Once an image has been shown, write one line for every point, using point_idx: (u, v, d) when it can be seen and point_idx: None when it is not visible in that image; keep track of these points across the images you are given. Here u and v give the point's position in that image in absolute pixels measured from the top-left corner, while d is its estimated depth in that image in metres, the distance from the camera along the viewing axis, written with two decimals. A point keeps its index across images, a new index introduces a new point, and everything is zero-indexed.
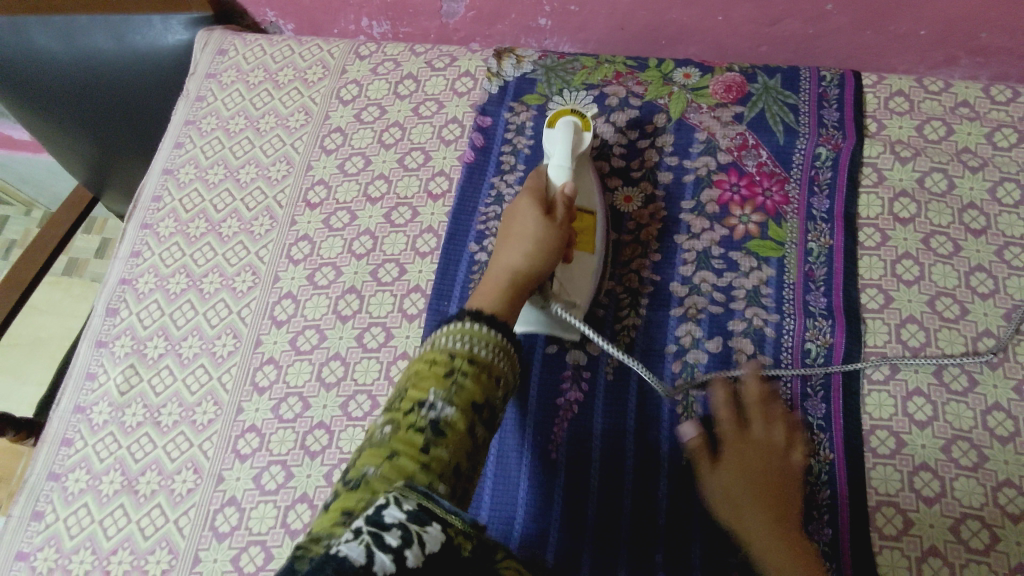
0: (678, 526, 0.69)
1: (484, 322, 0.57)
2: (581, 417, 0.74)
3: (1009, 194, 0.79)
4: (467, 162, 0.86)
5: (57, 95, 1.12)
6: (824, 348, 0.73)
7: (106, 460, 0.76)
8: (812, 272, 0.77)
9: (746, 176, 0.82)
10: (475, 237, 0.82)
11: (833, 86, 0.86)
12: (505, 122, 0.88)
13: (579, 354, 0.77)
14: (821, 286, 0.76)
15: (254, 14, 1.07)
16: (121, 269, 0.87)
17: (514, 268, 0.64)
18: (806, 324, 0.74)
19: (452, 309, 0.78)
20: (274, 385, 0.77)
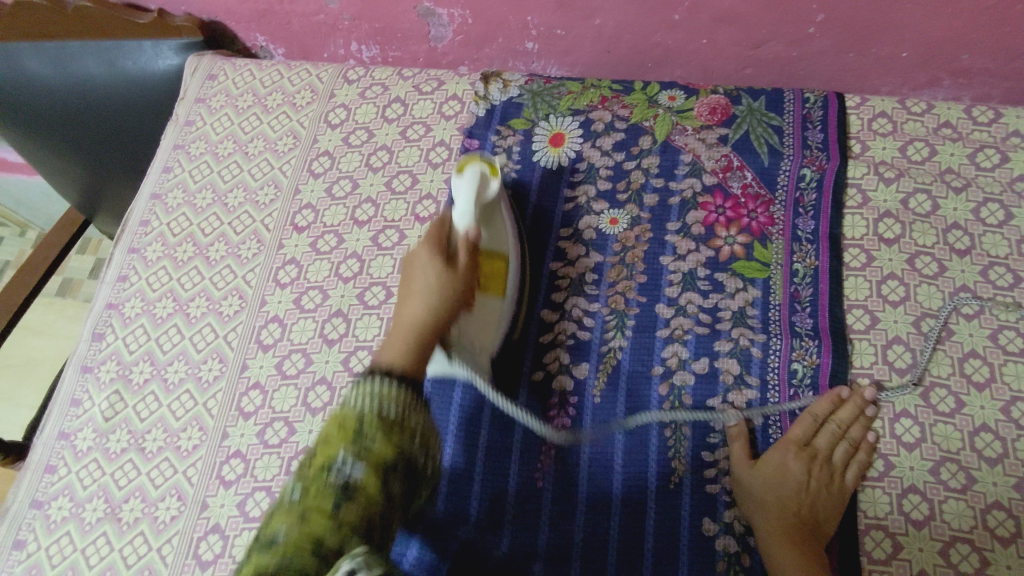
0: (666, 550, 0.68)
1: (395, 380, 0.54)
2: (569, 440, 0.74)
3: (993, 214, 0.79)
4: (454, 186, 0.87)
5: (49, 120, 1.13)
6: (811, 369, 0.73)
7: (89, 487, 0.75)
8: (797, 293, 0.77)
9: (731, 198, 0.82)
10: None
11: (817, 108, 0.86)
12: (492, 147, 0.89)
13: (565, 377, 0.77)
14: (807, 306, 0.76)
15: (245, 39, 1.08)
16: (107, 294, 0.87)
17: (419, 325, 0.62)
18: (792, 344, 0.74)
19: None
20: (259, 410, 0.77)
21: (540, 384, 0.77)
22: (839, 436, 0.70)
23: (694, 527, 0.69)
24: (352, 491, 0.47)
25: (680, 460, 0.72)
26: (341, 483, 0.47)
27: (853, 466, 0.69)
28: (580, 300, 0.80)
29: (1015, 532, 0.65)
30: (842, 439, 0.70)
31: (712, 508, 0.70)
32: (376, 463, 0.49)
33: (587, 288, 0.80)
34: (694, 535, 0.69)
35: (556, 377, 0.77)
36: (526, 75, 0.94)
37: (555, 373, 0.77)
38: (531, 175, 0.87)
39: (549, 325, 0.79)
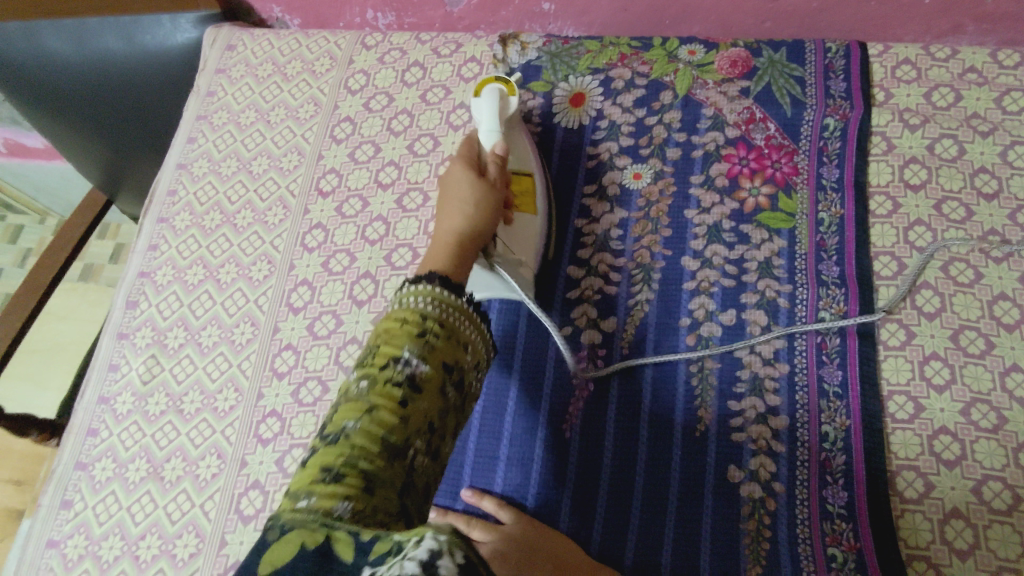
0: (691, 496, 0.69)
1: (449, 286, 0.52)
2: (598, 391, 0.75)
3: (1021, 157, 0.78)
4: None
5: (68, 98, 1.13)
6: (839, 316, 0.73)
7: (131, 448, 0.77)
8: (823, 242, 0.77)
9: (754, 149, 0.82)
10: None
11: (839, 57, 0.86)
12: None
13: (593, 331, 0.77)
14: (833, 255, 0.76)
15: (261, 10, 1.08)
16: (139, 262, 0.88)
17: (457, 236, 0.58)
18: (819, 293, 0.75)
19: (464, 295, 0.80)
20: (293, 369, 0.78)
21: (567, 339, 0.77)
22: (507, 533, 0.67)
23: (718, 473, 0.69)
24: (421, 387, 0.46)
25: (707, 409, 0.72)
26: (408, 377, 0.45)
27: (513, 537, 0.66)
28: (606, 256, 0.80)
29: None
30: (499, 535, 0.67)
31: (737, 456, 0.70)
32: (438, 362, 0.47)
33: (612, 244, 0.81)
34: (720, 481, 0.69)
35: (585, 330, 0.77)
36: (544, 37, 0.93)
37: (583, 327, 0.78)
38: (552, 136, 0.87)
39: (576, 281, 0.80)
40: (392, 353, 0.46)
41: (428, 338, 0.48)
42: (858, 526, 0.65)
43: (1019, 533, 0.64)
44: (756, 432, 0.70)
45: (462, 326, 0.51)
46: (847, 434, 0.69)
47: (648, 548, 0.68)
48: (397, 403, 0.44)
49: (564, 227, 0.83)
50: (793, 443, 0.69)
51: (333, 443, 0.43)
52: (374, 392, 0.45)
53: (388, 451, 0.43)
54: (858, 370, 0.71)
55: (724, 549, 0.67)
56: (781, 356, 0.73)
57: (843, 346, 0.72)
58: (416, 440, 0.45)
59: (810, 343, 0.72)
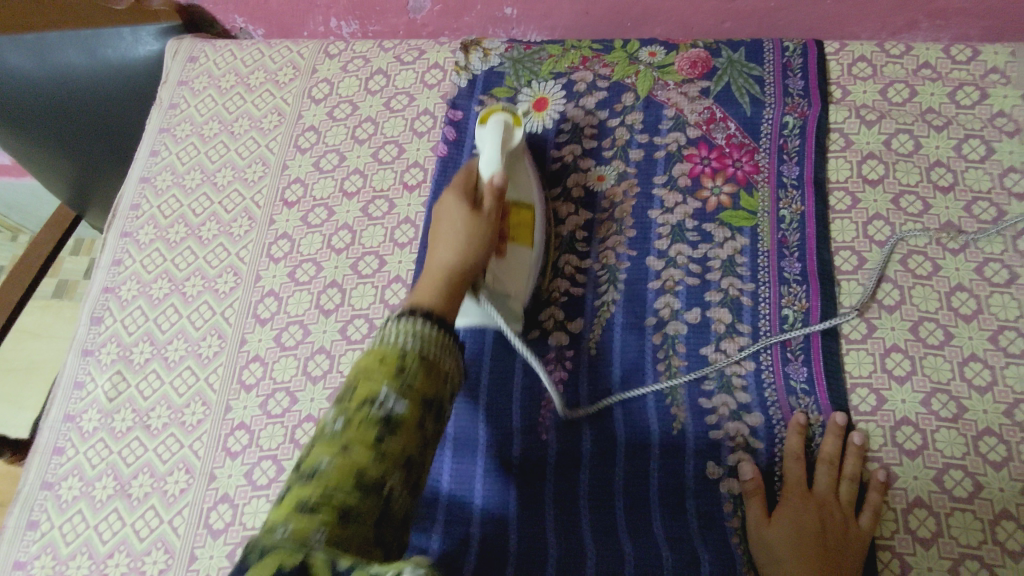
0: (672, 493, 0.69)
1: (429, 319, 0.51)
2: (569, 393, 0.75)
3: (974, 149, 0.80)
4: (440, 156, 0.87)
5: (27, 114, 1.11)
6: (802, 313, 0.74)
7: (98, 466, 0.76)
8: (785, 239, 0.78)
9: (715, 149, 0.83)
10: None
11: (797, 56, 0.87)
12: (475, 115, 0.89)
13: (562, 334, 0.77)
14: (795, 252, 0.77)
15: (224, 21, 1.08)
16: (103, 278, 0.87)
17: (449, 269, 0.61)
18: (781, 291, 0.75)
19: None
20: (261, 381, 0.78)
21: (536, 343, 0.78)
22: (835, 475, 0.68)
23: (697, 472, 0.70)
24: (397, 424, 0.46)
25: (678, 407, 0.72)
26: (383, 416, 0.46)
27: (846, 488, 0.67)
28: (573, 257, 0.81)
29: (1007, 456, 0.66)
30: (842, 479, 0.67)
31: (715, 453, 0.70)
32: (419, 397, 0.48)
33: (578, 246, 0.81)
34: (699, 480, 0.70)
35: (553, 333, 0.78)
36: (506, 42, 0.94)
37: (551, 330, 0.78)
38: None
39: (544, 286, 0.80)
40: (369, 392, 0.47)
41: (406, 376, 0.48)
42: None
43: (980, 519, 0.64)
44: (733, 429, 0.71)
45: (445, 357, 0.51)
46: (817, 427, 0.70)
47: (645, 551, 0.67)
48: (373, 441, 0.45)
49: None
50: (771, 439, 0.70)
51: (307, 479, 0.44)
52: (348, 433, 0.46)
53: (359, 487, 0.43)
54: (822, 364, 0.72)
55: (716, 548, 0.67)
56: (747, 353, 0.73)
57: (807, 341, 0.73)
58: (394, 472, 0.46)
59: (774, 340, 0.73)
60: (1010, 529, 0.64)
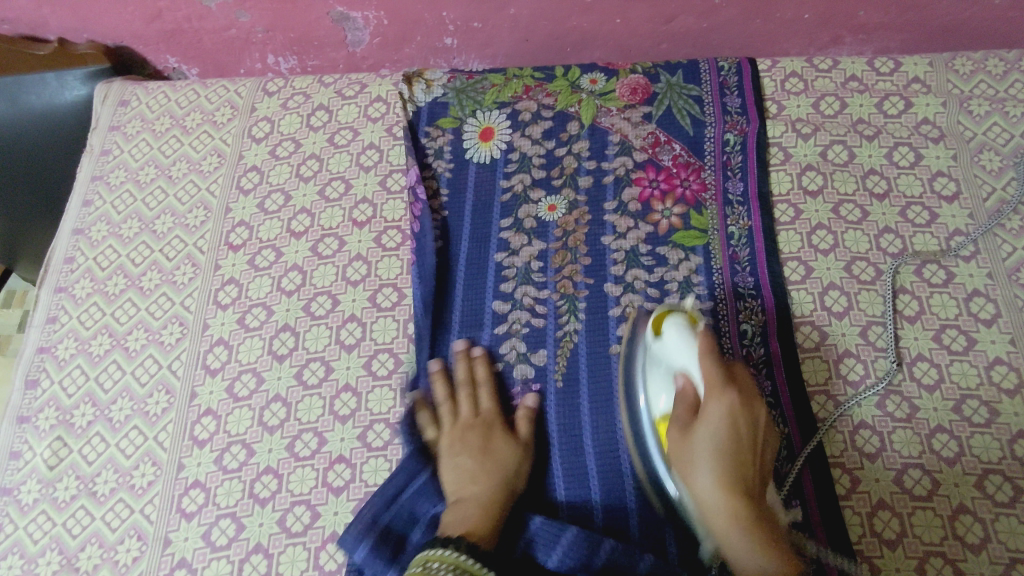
0: (652, 526, 0.67)
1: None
2: (537, 429, 0.73)
3: (904, 156, 0.83)
4: (390, 192, 0.86)
5: None
6: (760, 328, 0.75)
7: (40, 540, 0.71)
8: (736, 255, 0.79)
9: (663, 171, 0.84)
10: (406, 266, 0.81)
11: (732, 75, 0.89)
12: (422, 148, 0.88)
13: (525, 366, 0.75)
14: (747, 267, 0.78)
15: (155, 62, 1.04)
16: (37, 338, 0.82)
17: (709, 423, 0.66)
18: (737, 307, 0.76)
19: (393, 342, 0.78)
20: (214, 436, 0.75)
21: (501, 376, 0.75)
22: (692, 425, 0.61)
23: None
24: None
25: None
26: None
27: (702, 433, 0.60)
28: (530, 288, 0.79)
29: (960, 451, 0.68)
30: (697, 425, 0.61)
31: None
32: None
33: (535, 276, 0.80)
34: None
35: (516, 367, 0.75)
36: (448, 72, 0.93)
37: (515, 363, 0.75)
38: (465, 171, 0.87)
39: (503, 315, 0.78)
40: None
41: None
42: (815, 534, 0.66)
43: (940, 516, 0.66)
44: None
45: None
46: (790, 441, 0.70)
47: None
48: None
49: (485, 260, 0.81)
50: None
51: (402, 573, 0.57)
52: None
53: None
54: (784, 375, 0.73)
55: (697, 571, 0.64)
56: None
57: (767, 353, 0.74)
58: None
59: (736, 354, 0.74)
60: (969, 523, 0.66)
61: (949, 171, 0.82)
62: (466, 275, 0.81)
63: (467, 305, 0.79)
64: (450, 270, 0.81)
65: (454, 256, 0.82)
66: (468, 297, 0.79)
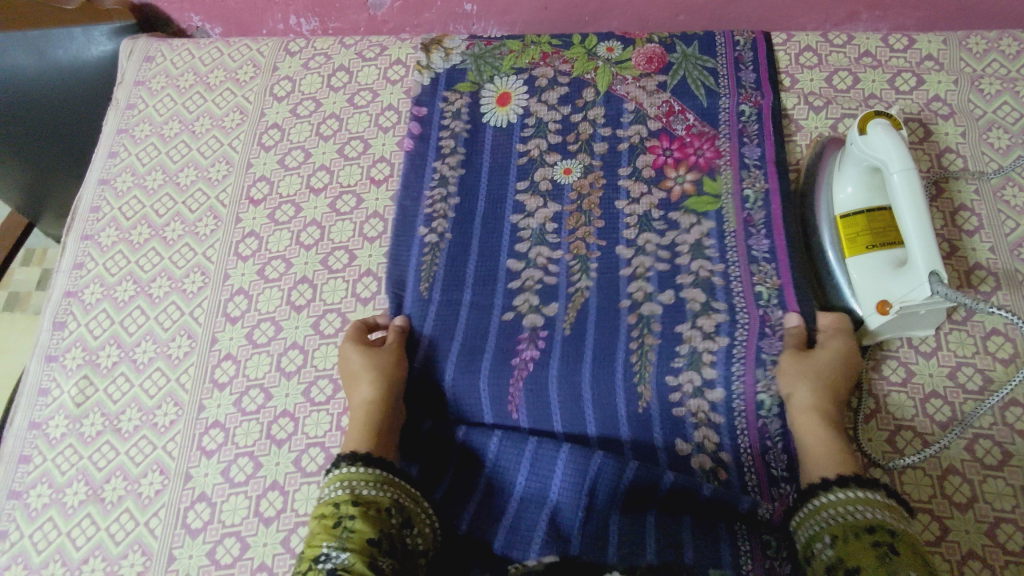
0: (644, 451, 0.70)
1: (357, 463, 0.64)
2: (539, 372, 0.73)
3: (914, 132, 0.85)
4: (408, 151, 0.87)
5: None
6: (775, 290, 0.74)
7: (67, 472, 0.75)
8: (751, 218, 0.79)
9: (677, 139, 0.85)
10: (423, 220, 0.83)
11: (747, 50, 0.90)
12: (440, 110, 0.90)
13: (534, 316, 0.76)
14: (762, 229, 0.78)
15: (179, 21, 1.07)
16: (64, 282, 0.85)
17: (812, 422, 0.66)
18: (751, 269, 0.76)
19: (405, 293, 0.80)
20: (234, 379, 0.78)
21: (509, 325, 0.76)
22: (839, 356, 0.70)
23: (669, 450, 0.70)
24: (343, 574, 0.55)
25: (648, 388, 0.72)
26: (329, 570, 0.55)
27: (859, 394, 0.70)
28: (544, 249, 0.80)
29: (952, 416, 0.71)
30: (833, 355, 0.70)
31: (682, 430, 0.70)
32: (358, 544, 0.57)
33: (549, 237, 0.81)
34: (671, 457, 0.70)
35: (526, 316, 0.77)
36: (466, 39, 0.95)
37: (525, 313, 0.77)
38: (481, 132, 0.88)
39: (515, 273, 0.79)
40: (313, 555, 0.57)
41: (343, 517, 0.59)
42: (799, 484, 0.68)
43: (929, 475, 0.68)
44: (696, 407, 0.71)
45: (383, 492, 0.63)
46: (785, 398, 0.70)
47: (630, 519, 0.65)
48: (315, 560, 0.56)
49: (500, 219, 0.83)
50: (732, 412, 0.70)
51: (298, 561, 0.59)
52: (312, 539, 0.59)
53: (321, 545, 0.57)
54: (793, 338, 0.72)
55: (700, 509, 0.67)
56: (722, 329, 0.73)
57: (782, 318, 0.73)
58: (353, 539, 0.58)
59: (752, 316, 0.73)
60: (957, 483, 0.68)
61: (957, 148, 0.83)
62: (481, 232, 0.82)
63: (480, 258, 0.80)
64: (466, 223, 0.83)
65: (469, 215, 0.83)
66: (483, 253, 0.80)
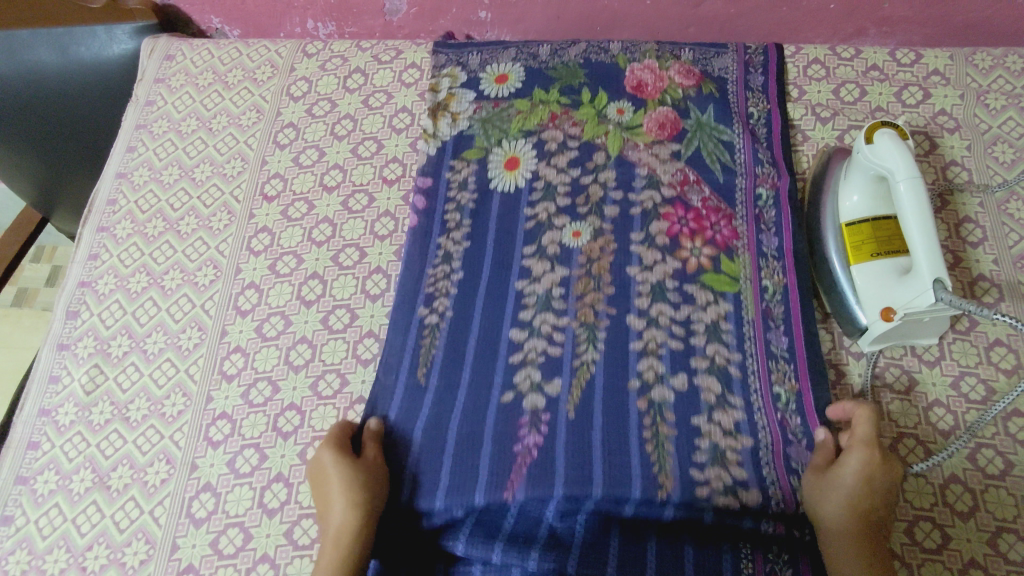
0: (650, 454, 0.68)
1: None
2: (540, 463, 0.66)
3: (919, 144, 0.86)
4: (411, 226, 0.83)
5: (9, 123, 1.09)
6: (793, 394, 0.71)
7: (75, 459, 0.76)
8: (769, 310, 0.75)
9: (693, 210, 0.80)
10: (424, 299, 0.78)
11: (762, 125, 0.87)
12: (446, 180, 0.85)
13: (537, 396, 0.70)
14: (781, 324, 0.74)
15: (199, 22, 1.10)
16: (79, 273, 0.87)
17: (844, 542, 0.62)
18: (770, 367, 0.72)
19: (401, 380, 0.74)
20: (242, 371, 0.79)
21: (509, 407, 0.70)
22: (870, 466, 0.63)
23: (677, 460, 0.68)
24: None
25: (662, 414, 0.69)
26: None
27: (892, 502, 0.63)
28: (549, 315, 0.75)
29: (955, 425, 0.71)
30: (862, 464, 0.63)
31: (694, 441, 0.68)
32: None
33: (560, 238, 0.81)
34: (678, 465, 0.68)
35: (529, 339, 0.74)
36: (474, 101, 0.90)
37: (527, 393, 0.71)
38: (489, 200, 0.84)
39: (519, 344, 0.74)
40: None
41: None
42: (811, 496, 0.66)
43: (931, 484, 0.68)
44: (713, 434, 0.68)
45: None
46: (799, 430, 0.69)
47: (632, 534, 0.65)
48: None
49: (505, 290, 0.77)
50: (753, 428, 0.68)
51: None
52: None
53: None
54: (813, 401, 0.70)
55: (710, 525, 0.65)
56: (744, 429, 0.68)
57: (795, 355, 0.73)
58: None
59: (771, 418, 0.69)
60: (959, 492, 0.68)
61: (962, 161, 0.84)
62: (484, 305, 0.77)
63: (483, 332, 0.75)
64: (468, 301, 0.77)
65: (473, 289, 0.78)
66: (485, 326, 0.76)
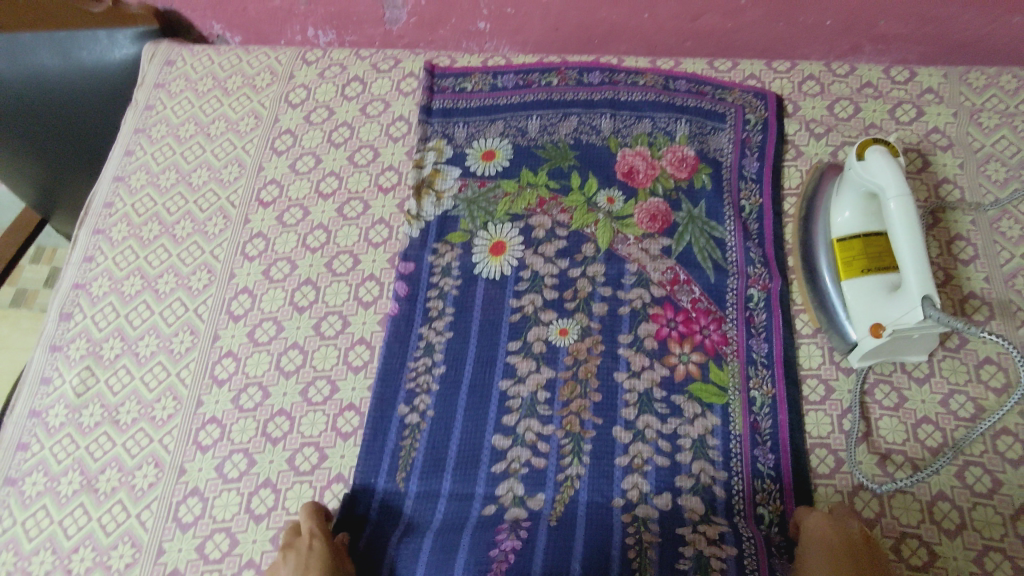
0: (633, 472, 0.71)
1: None
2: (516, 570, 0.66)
3: (912, 161, 0.86)
4: (392, 314, 0.80)
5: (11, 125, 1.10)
6: (778, 514, 0.69)
7: (64, 461, 0.76)
8: (757, 424, 0.73)
9: (682, 312, 0.78)
10: (405, 397, 0.76)
11: (753, 220, 0.84)
12: (428, 265, 0.83)
13: (519, 509, 0.70)
14: (768, 441, 0.72)
15: (201, 28, 1.10)
16: (73, 275, 0.87)
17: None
18: (755, 485, 0.70)
19: (379, 484, 0.72)
20: (233, 376, 0.79)
21: (490, 520, 0.69)
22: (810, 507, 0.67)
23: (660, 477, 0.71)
24: None
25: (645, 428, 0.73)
26: None
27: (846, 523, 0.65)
28: (533, 422, 0.73)
29: (943, 442, 0.71)
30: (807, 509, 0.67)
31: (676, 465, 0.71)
32: None
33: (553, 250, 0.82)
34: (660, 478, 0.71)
35: (532, 329, 0.78)
36: (459, 179, 0.88)
37: (509, 507, 0.70)
38: (472, 288, 0.81)
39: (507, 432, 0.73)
40: None
41: None
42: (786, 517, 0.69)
43: (919, 501, 0.68)
44: (699, 467, 0.71)
45: None
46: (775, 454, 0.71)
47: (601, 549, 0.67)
48: None
49: (488, 389, 0.75)
50: (728, 454, 0.71)
51: None
52: None
53: None
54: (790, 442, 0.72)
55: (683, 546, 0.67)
56: (729, 539, 0.67)
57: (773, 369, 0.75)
58: None
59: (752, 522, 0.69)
60: (946, 509, 0.67)
61: (955, 179, 0.85)
62: (467, 407, 0.75)
63: (465, 439, 0.73)
64: (451, 396, 0.76)
65: (455, 383, 0.76)
66: (467, 430, 0.74)
